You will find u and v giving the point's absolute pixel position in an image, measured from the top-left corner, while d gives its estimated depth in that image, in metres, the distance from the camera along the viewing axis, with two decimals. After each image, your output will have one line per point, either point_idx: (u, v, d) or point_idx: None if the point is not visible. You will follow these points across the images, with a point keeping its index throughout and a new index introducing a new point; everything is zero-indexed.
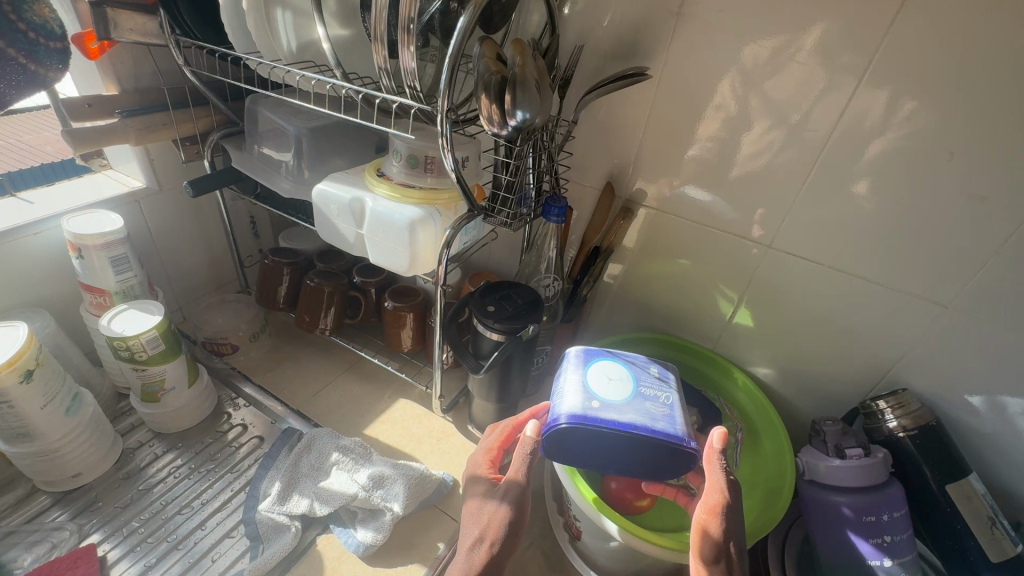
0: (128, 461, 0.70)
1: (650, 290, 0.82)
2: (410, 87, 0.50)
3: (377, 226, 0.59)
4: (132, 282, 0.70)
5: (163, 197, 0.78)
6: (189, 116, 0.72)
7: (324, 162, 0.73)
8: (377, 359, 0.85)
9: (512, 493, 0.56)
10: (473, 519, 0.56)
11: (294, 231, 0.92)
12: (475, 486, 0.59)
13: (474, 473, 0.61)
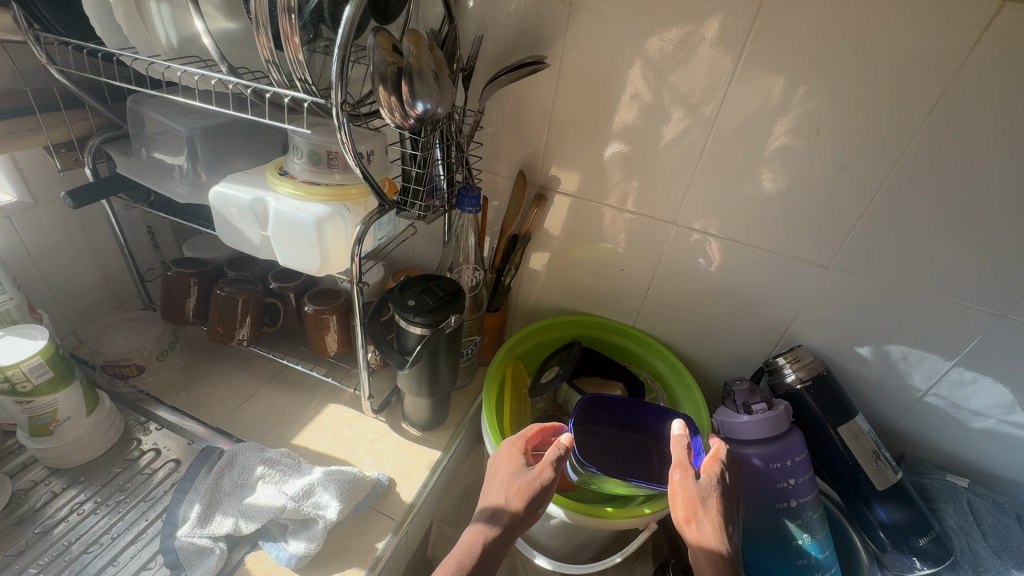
0: (20, 504, 0.64)
1: (571, 273, 0.84)
2: (301, 80, 0.49)
3: (283, 227, 0.57)
4: (6, 306, 0.64)
5: (39, 211, 0.71)
6: (61, 120, 0.65)
7: (223, 164, 0.69)
8: (302, 366, 0.82)
9: (536, 486, 0.57)
10: (493, 496, 0.58)
11: (199, 239, 0.86)
12: (500, 467, 0.60)
13: (505, 454, 0.61)
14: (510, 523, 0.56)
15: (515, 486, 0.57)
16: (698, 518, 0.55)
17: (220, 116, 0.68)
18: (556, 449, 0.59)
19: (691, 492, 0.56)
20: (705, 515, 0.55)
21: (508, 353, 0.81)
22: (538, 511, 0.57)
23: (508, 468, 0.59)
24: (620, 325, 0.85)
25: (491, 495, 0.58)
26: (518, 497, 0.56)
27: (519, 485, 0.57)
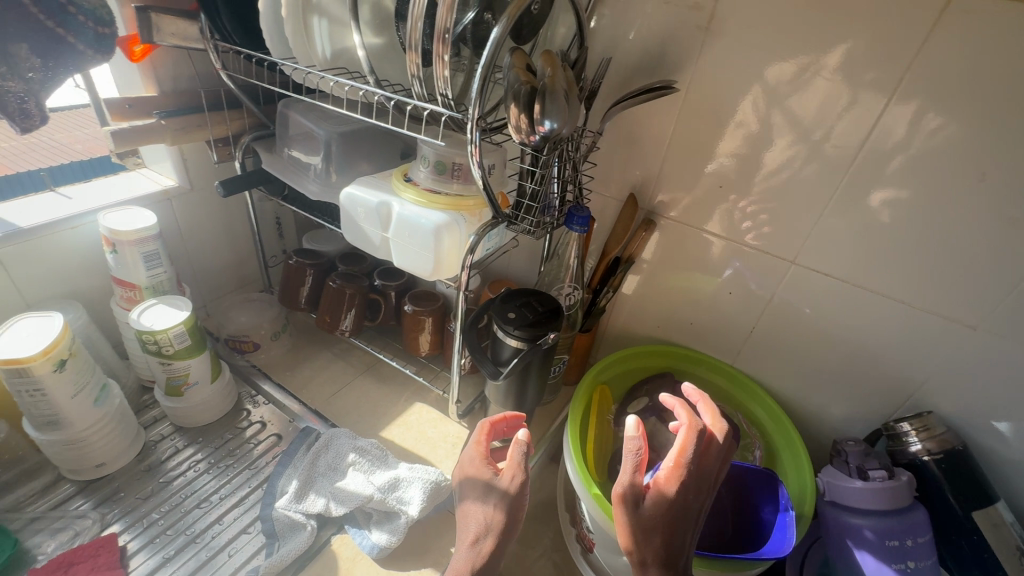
0: (150, 453, 0.72)
1: (669, 302, 0.81)
2: (442, 95, 0.51)
3: (403, 231, 0.60)
4: (162, 278, 0.72)
5: (194, 196, 0.80)
6: (223, 118, 0.74)
7: (351, 167, 0.74)
8: (395, 362, 0.86)
9: (512, 493, 0.56)
10: (472, 515, 0.56)
11: (317, 233, 0.93)
12: (471, 490, 0.58)
13: (467, 471, 0.60)
14: (501, 533, 0.54)
15: (492, 507, 0.56)
16: (641, 549, 0.51)
17: (355, 122, 0.74)
18: (517, 449, 0.57)
19: (659, 502, 0.52)
20: (646, 547, 0.51)
21: (597, 376, 0.79)
22: (518, 518, 0.56)
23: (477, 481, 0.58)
24: (715, 362, 0.80)
25: (467, 518, 0.57)
26: (493, 513, 0.55)
27: (493, 501, 0.56)
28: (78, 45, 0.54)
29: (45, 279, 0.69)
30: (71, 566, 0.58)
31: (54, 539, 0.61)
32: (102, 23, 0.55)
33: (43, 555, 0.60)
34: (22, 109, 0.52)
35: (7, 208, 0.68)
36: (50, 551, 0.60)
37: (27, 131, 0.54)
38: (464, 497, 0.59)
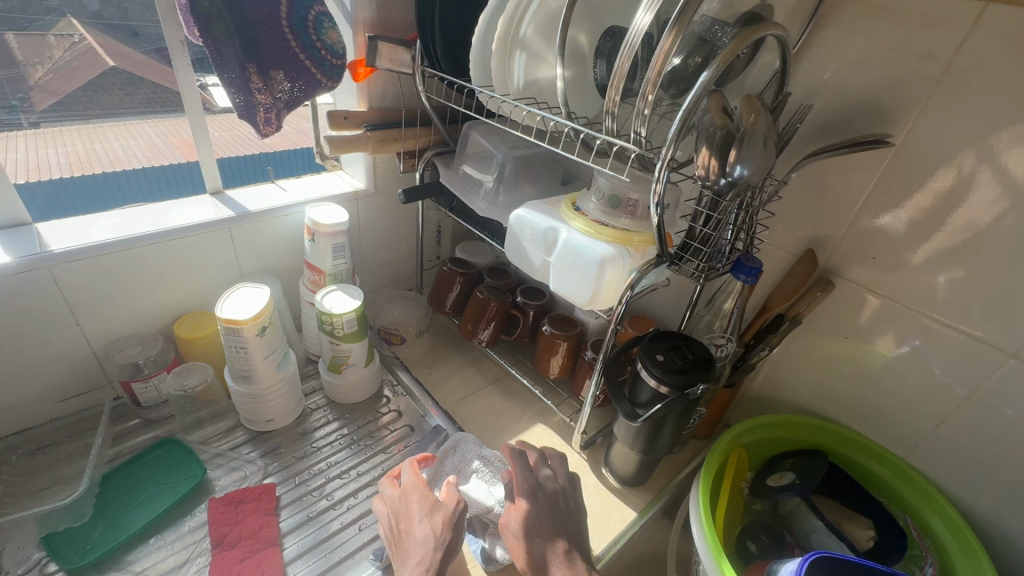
0: (306, 419, 0.81)
1: (834, 373, 0.72)
2: (635, 133, 0.51)
3: (567, 257, 0.61)
4: (342, 267, 0.81)
5: (376, 199, 0.90)
6: (414, 133, 0.82)
7: (519, 188, 0.79)
8: (524, 379, 0.88)
9: (451, 514, 0.60)
10: (411, 546, 0.57)
11: (470, 244, 1.00)
12: (410, 513, 0.60)
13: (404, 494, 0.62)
14: (447, 549, 0.56)
15: (433, 526, 0.58)
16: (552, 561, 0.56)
17: (529, 148, 0.79)
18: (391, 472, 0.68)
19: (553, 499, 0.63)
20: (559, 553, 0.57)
21: (735, 438, 0.73)
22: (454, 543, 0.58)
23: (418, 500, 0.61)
24: (877, 449, 0.70)
25: (418, 541, 0.57)
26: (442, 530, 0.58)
27: (441, 517, 0.59)
28: (318, 74, 0.71)
29: (257, 255, 0.82)
30: (240, 503, 0.67)
31: (227, 476, 0.72)
32: (335, 55, 0.71)
33: (218, 488, 0.70)
34: (269, 116, 0.70)
35: (240, 193, 0.83)
36: (224, 486, 0.70)
37: (269, 134, 0.72)
38: (406, 521, 0.59)
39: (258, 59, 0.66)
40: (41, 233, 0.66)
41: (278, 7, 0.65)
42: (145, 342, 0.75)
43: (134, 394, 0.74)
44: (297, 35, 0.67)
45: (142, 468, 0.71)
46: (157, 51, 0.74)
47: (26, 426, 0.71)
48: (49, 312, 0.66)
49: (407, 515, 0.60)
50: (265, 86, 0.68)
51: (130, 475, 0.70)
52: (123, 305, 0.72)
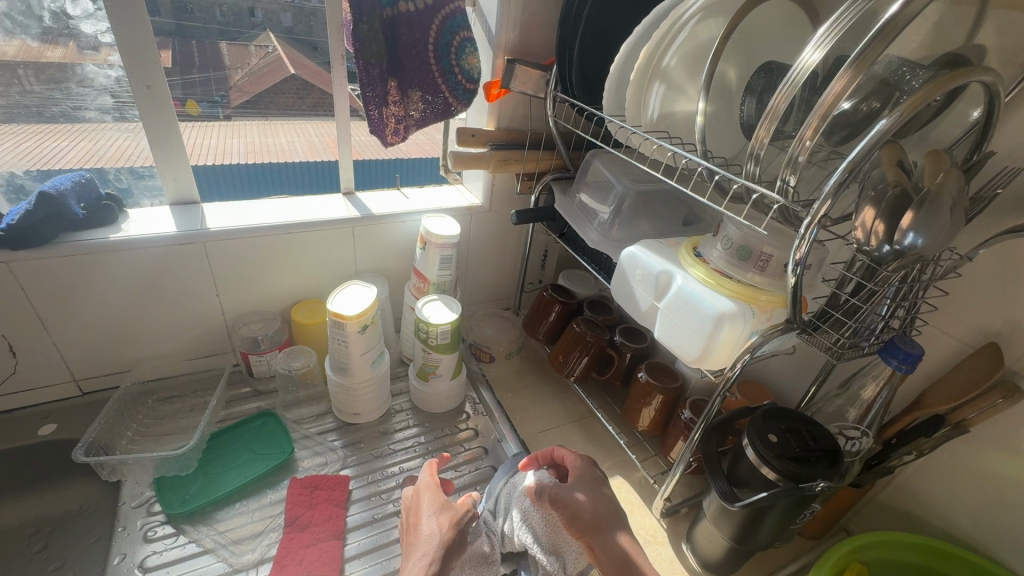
0: (389, 420, 0.83)
1: (1006, 503, 0.57)
2: (781, 181, 0.45)
3: (678, 307, 0.56)
4: (446, 279, 0.83)
5: (489, 215, 0.91)
6: (536, 156, 0.82)
7: (635, 224, 0.74)
8: (609, 424, 0.82)
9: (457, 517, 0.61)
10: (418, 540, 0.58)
11: (574, 273, 0.97)
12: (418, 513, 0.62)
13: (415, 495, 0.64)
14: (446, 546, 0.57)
15: (436, 522, 0.60)
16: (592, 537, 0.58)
17: (653, 183, 0.75)
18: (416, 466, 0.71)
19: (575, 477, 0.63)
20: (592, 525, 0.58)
21: (855, 551, 0.61)
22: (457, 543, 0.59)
23: (430, 500, 0.62)
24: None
25: (423, 536, 0.58)
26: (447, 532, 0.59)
27: (447, 517, 0.60)
28: (450, 97, 0.79)
29: (372, 255, 0.86)
30: (316, 488, 0.69)
31: (311, 459, 0.75)
32: (470, 80, 0.79)
33: (300, 468, 0.74)
34: (398, 127, 0.78)
35: (368, 196, 0.88)
36: (306, 468, 0.74)
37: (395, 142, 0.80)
38: (416, 516, 0.61)
39: (401, 79, 0.76)
40: (204, 212, 0.76)
41: (428, 36, 0.74)
42: (266, 320, 0.82)
43: (249, 365, 0.81)
44: (439, 61, 0.76)
45: (245, 434, 0.78)
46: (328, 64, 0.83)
47: (163, 375, 0.81)
48: (197, 281, 0.75)
49: (415, 511, 0.62)
50: (400, 101, 0.76)
51: (235, 438, 0.77)
52: (254, 284, 0.80)
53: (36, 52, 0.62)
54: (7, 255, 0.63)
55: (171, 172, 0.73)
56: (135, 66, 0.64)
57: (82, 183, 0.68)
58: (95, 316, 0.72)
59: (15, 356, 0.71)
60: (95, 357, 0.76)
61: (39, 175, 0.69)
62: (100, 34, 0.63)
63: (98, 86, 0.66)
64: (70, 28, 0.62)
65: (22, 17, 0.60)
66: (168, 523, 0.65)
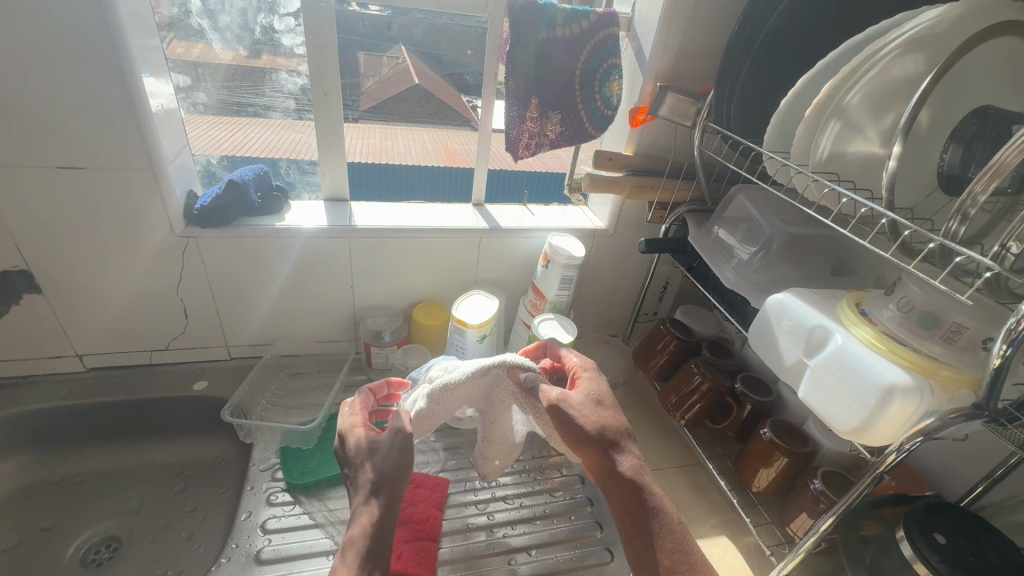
0: None
1: None
2: (1003, 246, 0.39)
3: (834, 368, 0.50)
4: (564, 299, 0.82)
5: (612, 240, 0.89)
6: (673, 186, 0.79)
7: (778, 270, 0.70)
8: (719, 477, 0.76)
9: (400, 444, 0.55)
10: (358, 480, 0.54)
11: (694, 309, 0.93)
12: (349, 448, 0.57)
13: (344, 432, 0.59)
14: (388, 483, 0.52)
15: (373, 460, 0.54)
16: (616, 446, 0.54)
17: (808, 227, 0.71)
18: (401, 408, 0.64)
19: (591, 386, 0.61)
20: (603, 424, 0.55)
21: None
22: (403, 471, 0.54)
23: (354, 433, 0.58)
24: None
25: (361, 472, 0.54)
26: (394, 464, 0.54)
27: (380, 451, 0.55)
28: (586, 121, 0.80)
29: (493, 267, 0.88)
30: (417, 486, 0.71)
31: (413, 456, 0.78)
32: (608, 106, 0.80)
33: None
34: (528, 143, 0.78)
35: (496, 209, 0.91)
36: None
37: (521, 159, 0.81)
38: (347, 459, 0.57)
39: (544, 98, 0.76)
40: (352, 210, 0.83)
41: (578, 60, 0.75)
42: (389, 316, 0.87)
43: (369, 356, 0.86)
44: (583, 87, 0.77)
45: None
46: (450, 74, 0.85)
47: (295, 353, 0.89)
48: (337, 272, 0.82)
49: (343, 448, 0.58)
50: (537, 118, 0.77)
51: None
52: (386, 281, 0.85)
53: (244, 58, 0.71)
54: (197, 231, 0.73)
55: (330, 171, 0.81)
56: (318, 76, 0.71)
57: (260, 174, 0.77)
58: (252, 292, 0.81)
59: (185, 318, 0.81)
60: (245, 327, 0.85)
61: (228, 164, 0.80)
62: (296, 47, 0.71)
63: (286, 91, 0.75)
64: (273, 40, 0.70)
65: (239, 29, 0.69)
66: (287, 491, 0.71)
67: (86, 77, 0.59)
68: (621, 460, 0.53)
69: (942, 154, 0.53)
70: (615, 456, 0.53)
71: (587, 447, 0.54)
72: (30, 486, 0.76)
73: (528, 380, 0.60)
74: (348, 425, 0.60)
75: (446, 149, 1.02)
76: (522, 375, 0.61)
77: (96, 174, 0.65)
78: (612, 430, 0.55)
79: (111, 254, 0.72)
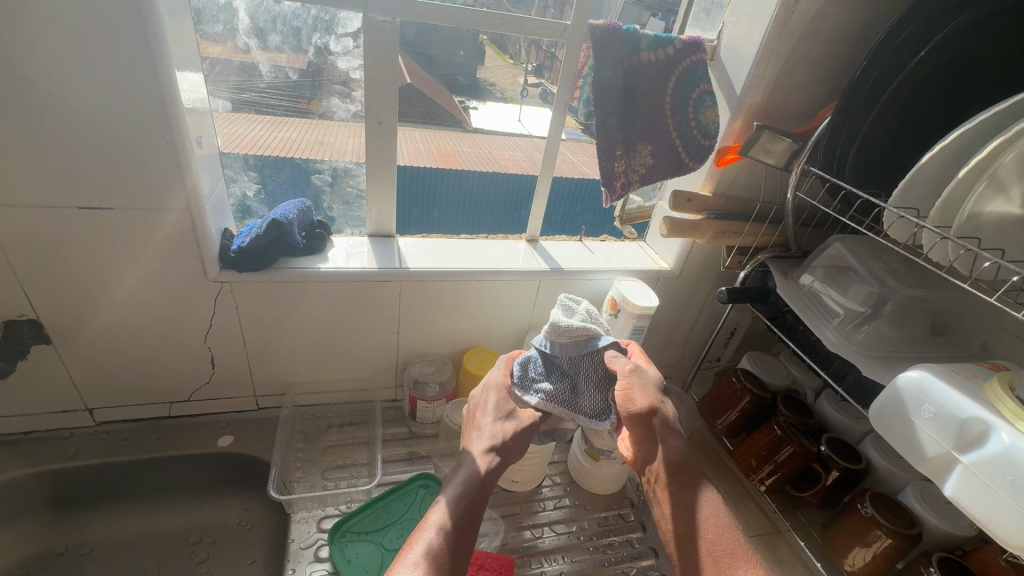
0: (543, 493, 0.76)
1: None
2: None
3: (1001, 473, 0.43)
4: None
5: (678, 282, 0.82)
6: (755, 231, 0.73)
7: (886, 334, 0.63)
8: (808, 551, 0.70)
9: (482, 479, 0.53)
10: (465, 475, 0.53)
11: (760, 356, 0.86)
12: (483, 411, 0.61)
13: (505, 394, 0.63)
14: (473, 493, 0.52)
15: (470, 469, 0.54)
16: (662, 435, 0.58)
17: (925, 286, 0.64)
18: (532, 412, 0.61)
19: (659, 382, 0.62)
20: (657, 414, 0.58)
21: None
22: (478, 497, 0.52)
23: (490, 399, 0.62)
24: None
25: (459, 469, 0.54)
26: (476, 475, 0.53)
27: (511, 426, 0.59)
28: (683, 153, 0.69)
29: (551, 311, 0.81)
30: (481, 567, 0.63)
31: None
32: (707, 135, 0.68)
33: None
34: (619, 185, 0.68)
35: (552, 246, 0.84)
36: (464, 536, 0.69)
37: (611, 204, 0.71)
38: (480, 412, 0.61)
39: (628, 131, 0.66)
40: (401, 249, 0.75)
41: (666, 88, 0.66)
42: (436, 364, 0.79)
43: (415, 409, 0.78)
44: (675, 114, 0.67)
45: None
46: (440, 75, 0.70)
47: (322, 402, 0.81)
48: (383, 318, 0.74)
49: (482, 407, 0.61)
50: (625, 157, 0.67)
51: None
52: (435, 326, 0.77)
53: (297, 57, 0.62)
54: (233, 275, 0.64)
55: (378, 207, 0.73)
56: (375, 103, 0.63)
57: (302, 210, 0.70)
58: (288, 339, 0.72)
59: (212, 366, 0.72)
60: (277, 377, 0.76)
61: (265, 198, 0.72)
62: (352, 70, 0.63)
63: (337, 119, 0.67)
64: (327, 62, 0.63)
65: (291, 49, 0.61)
66: (333, 574, 0.62)
67: (122, 108, 0.51)
68: (667, 443, 0.57)
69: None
70: (662, 438, 0.57)
71: (634, 429, 0.58)
72: (32, 559, 0.66)
73: (620, 362, 0.61)
74: (499, 385, 0.63)
75: (438, 151, 0.93)
76: (612, 359, 0.62)
77: (124, 214, 0.57)
78: (664, 417, 0.59)
79: (136, 301, 0.63)
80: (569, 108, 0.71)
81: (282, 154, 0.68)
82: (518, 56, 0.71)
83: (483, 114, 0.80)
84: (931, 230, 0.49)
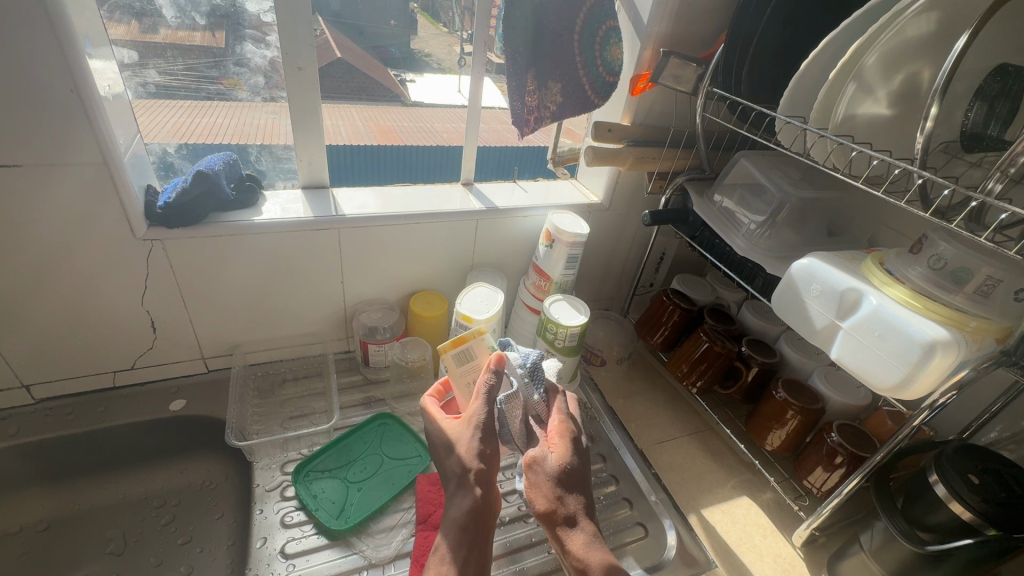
0: None
1: None
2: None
3: (871, 329, 0.51)
4: (569, 277, 0.80)
5: (608, 213, 0.87)
6: (673, 155, 0.78)
7: (788, 236, 0.71)
8: (734, 439, 0.79)
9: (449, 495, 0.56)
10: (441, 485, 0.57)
11: (688, 277, 0.93)
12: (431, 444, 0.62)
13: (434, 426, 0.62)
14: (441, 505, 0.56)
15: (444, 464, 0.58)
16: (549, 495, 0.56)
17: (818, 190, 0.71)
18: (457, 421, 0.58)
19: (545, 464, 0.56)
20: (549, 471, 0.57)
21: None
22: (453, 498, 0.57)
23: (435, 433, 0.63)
24: None
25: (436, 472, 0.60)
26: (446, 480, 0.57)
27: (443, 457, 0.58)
28: (590, 90, 0.73)
29: (491, 250, 0.85)
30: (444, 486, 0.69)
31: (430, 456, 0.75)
32: (612, 73, 0.72)
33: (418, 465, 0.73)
34: (531, 118, 0.71)
35: (487, 187, 0.87)
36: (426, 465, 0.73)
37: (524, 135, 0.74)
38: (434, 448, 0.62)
39: (541, 68, 0.69)
40: (337, 198, 0.75)
41: (576, 22, 0.67)
42: (385, 310, 0.81)
43: (367, 354, 0.81)
44: (582, 52, 0.69)
45: (415, 442, 0.75)
46: (372, 48, 0.73)
47: (273, 358, 0.82)
48: (324, 267, 0.75)
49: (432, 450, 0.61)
50: (538, 91, 0.69)
51: (402, 434, 0.76)
52: (379, 274, 0.79)
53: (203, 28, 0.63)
54: (162, 232, 0.63)
55: (309, 156, 0.72)
56: (291, 47, 0.62)
57: (228, 163, 0.69)
58: (224, 298, 0.72)
59: (153, 330, 0.71)
60: (222, 335, 0.76)
61: (188, 154, 0.70)
62: (263, 13, 0.63)
63: (253, 66, 0.66)
64: (236, 5, 0.62)
65: None
66: (301, 509, 0.65)
67: (18, 57, 0.48)
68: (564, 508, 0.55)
69: (967, 114, 0.54)
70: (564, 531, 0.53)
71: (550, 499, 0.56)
72: None
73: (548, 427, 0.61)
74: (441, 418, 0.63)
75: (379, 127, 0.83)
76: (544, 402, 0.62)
77: (34, 172, 0.54)
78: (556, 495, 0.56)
79: (57, 265, 0.61)
80: (486, 69, 0.73)
81: (208, 140, 0.70)
82: (451, 24, 0.74)
83: (420, 87, 0.81)
84: (811, 132, 0.55)
